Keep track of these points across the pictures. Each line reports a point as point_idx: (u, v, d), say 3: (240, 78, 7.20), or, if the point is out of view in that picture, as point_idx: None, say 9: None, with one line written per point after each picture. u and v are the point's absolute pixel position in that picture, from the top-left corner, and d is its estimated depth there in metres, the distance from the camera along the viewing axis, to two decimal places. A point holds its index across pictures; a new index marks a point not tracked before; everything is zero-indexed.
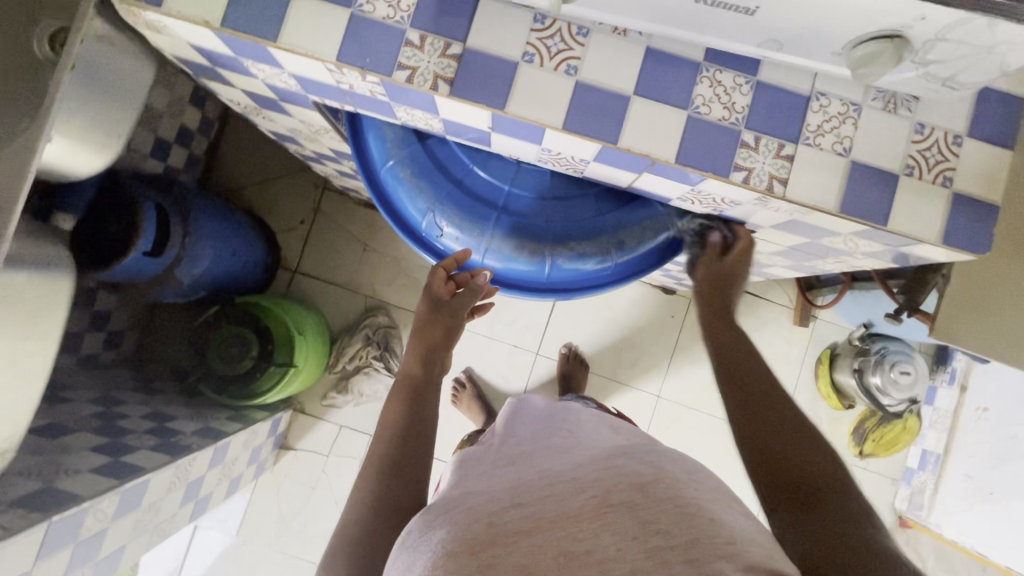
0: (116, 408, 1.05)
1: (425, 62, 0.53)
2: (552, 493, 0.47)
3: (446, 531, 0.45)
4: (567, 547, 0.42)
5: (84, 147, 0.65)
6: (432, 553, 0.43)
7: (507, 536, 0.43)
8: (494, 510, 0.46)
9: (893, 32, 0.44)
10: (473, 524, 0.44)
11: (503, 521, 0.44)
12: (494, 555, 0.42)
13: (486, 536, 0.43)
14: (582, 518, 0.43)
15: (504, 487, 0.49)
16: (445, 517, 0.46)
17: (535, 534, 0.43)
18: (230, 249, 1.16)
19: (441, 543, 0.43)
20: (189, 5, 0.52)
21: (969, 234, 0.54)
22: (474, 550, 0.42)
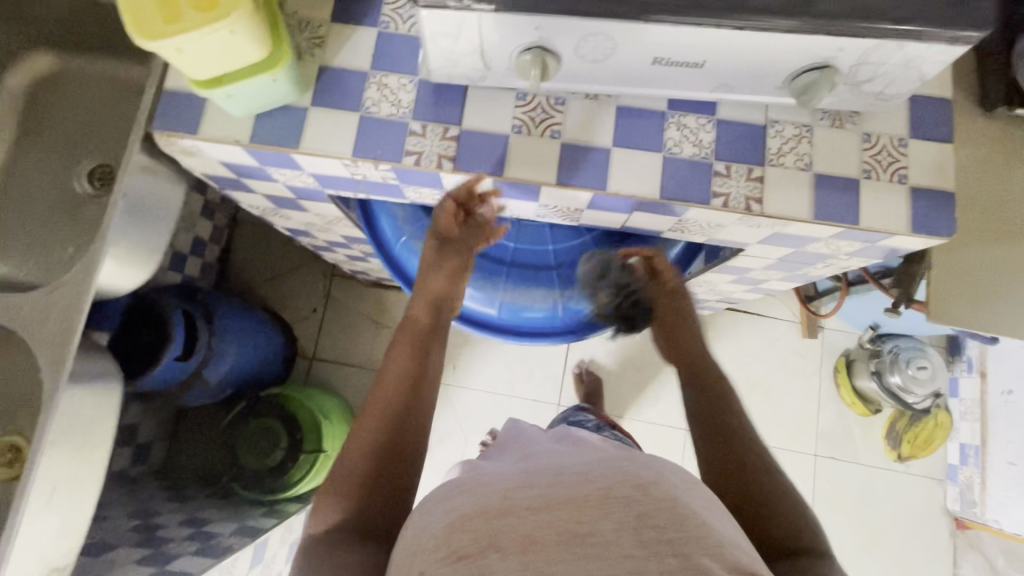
0: (153, 519, 1.05)
1: (428, 146, 0.61)
2: (563, 481, 0.46)
3: (463, 504, 0.45)
4: (570, 527, 0.41)
5: (128, 266, 0.71)
6: (447, 519, 0.44)
7: (519, 509, 0.43)
8: (510, 486, 0.46)
9: (822, 63, 0.52)
10: (487, 497, 0.45)
11: (518, 497, 0.44)
12: (503, 526, 0.42)
13: (498, 508, 0.43)
14: (589, 504, 0.43)
15: (518, 475, 0.49)
16: (459, 494, 0.47)
17: (544, 512, 0.43)
18: (251, 344, 1.20)
19: (461, 512, 0.44)
20: (220, 129, 0.60)
21: (934, 221, 0.60)
22: (486, 518, 0.42)
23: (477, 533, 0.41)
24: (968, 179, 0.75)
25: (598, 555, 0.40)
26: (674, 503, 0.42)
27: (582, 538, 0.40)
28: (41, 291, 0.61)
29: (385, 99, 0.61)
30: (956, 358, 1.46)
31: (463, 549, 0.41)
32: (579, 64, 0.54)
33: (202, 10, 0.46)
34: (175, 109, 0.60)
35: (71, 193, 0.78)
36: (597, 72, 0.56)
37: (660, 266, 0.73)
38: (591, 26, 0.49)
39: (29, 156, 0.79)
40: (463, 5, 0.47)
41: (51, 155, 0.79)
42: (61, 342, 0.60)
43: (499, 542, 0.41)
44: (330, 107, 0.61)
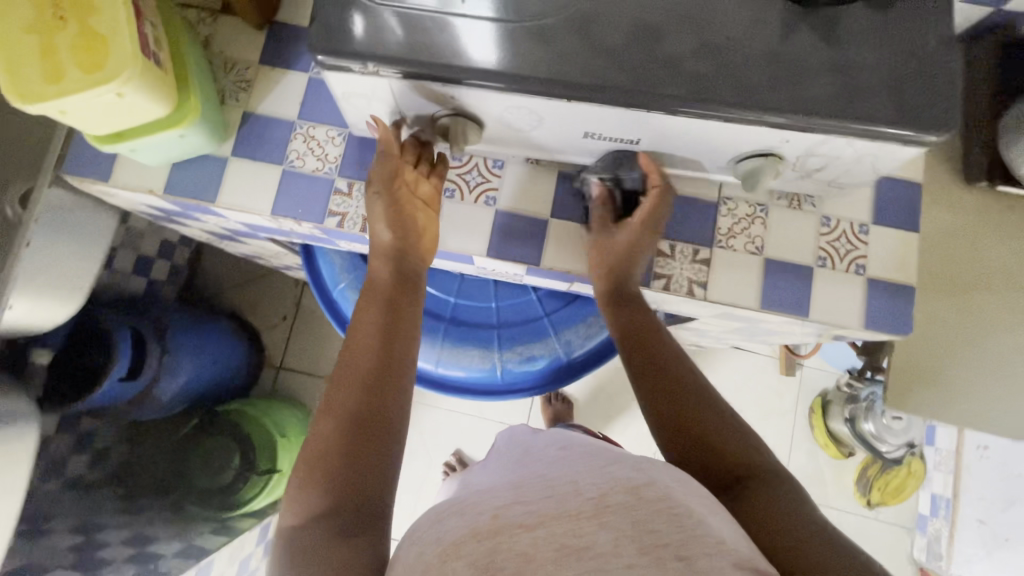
0: (96, 536, 1.04)
1: (354, 207, 0.57)
2: (555, 490, 0.43)
3: (455, 523, 0.42)
4: (568, 542, 0.39)
5: (50, 302, 0.68)
6: (439, 546, 0.41)
7: (512, 527, 0.40)
8: (500, 503, 0.43)
9: (766, 152, 0.48)
10: (476, 519, 0.41)
11: (511, 514, 0.41)
12: (501, 544, 0.39)
13: (490, 528, 0.41)
14: (583, 517, 0.40)
15: (508, 483, 0.46)
16: (448, 514, 0.44)
17: (540, 529, 0.40)
18: (209, 358, 1.18)
19: (452, 531, 0.41)
20: (134, 176, 0.57)
21: (890, 317, 0.56)
22: (480, 539, 0.40)
23: (471, 557, 0.39)
24: (938, 256, 0.71)
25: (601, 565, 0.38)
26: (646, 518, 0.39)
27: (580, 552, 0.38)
28: None
29: (311, 152, 0.58)
30: None
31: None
32: (508, 131, 0.51)
33: (86, 70, 0.42)
34: (87, 154, 0.57)
35: None
36: (530, 141, 0.52)
37: (606, 332, 0.70)
38: (515, 101, 0.44)
39: None
40: (370, 71, 0.43)
41: None
42: None
43: (494, 565, 0.38)
44: (252, 158, 0.57)
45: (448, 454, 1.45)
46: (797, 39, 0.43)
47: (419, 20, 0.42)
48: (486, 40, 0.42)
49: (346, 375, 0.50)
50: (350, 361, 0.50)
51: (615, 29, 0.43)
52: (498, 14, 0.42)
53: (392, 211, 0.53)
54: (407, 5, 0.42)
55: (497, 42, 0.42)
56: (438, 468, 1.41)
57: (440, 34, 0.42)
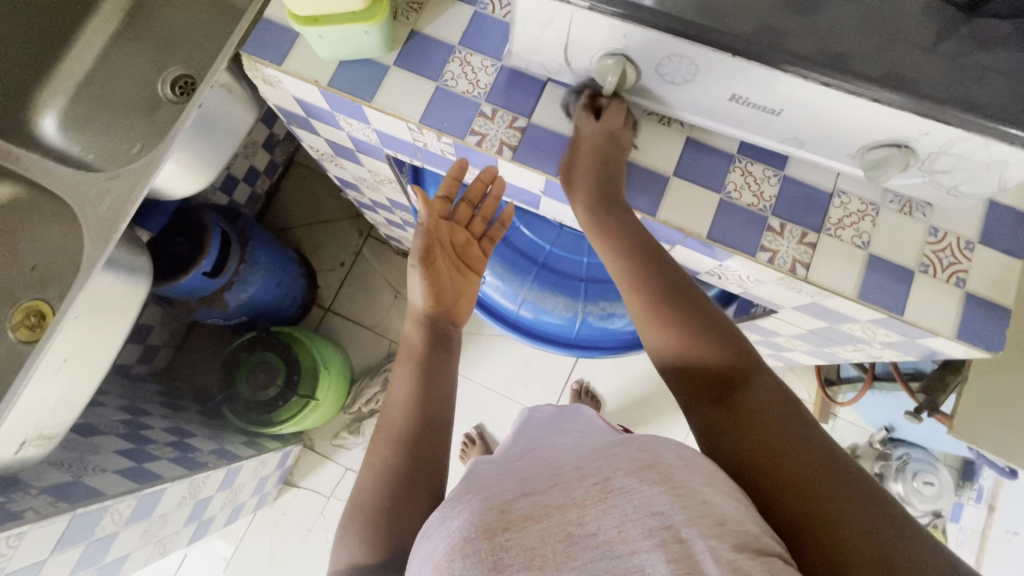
0: (141, 418, 1.08)
1: (494, 130, 0.61)
2: (560, 482, 0.43)
3: (462, 519, 0.43)
4: (572, 529, 0.40)
5: (185, 173, 0.74)
6: (449, 542, 0.42)
7: (519, 520, 0.41)
8: (509, 496, 0.44)
9: (901, 142, 0.51)
10: (486, 511, 0.43)
11: (518, 507, 0.42)
12: (507, 542, 0.40)
13: (497, 523, 0.42)
14: (588, 502, 0.41)
15: (518, 479, 0.46)
16: (463, 505, 0.45)
17: (547, 520, 0.41)
18: (275, 280, 1.22)
19: (460, 529, 0.43)
20: (304, 67, 0.62)
21: (983, 331, 0.58)
22: (486, 537, 0.41)
23: (480, 555, 0.40)
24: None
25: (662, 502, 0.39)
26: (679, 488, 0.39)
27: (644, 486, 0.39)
28: (103, 175, 0.63)
29: (464, 76, 0.62)
30: (966, 483, 1.36)
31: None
32: (659, 82, 0.55)
33: None
34: (264, 39, 0.63)
35: (152, 96, 0.80)
36: (675, 96, 0.56)
37: None
38: (674, 47, 0.49)
39: (125, 53, 0.82)
40: None
41: (141, 55, 0.82)
42: (106, 224, 0.62)
43: (503, 560, 0.40)
44: (411, 71, 0.62)
45: (469, 426, 1.47)
46: (948, 42, 0.48)
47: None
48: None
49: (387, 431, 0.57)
50: (386, 417, 0.58)
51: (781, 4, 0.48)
52: None
53: (433, 284, 0.64)
54: None
55: None
56: (458, 437, 1.43)
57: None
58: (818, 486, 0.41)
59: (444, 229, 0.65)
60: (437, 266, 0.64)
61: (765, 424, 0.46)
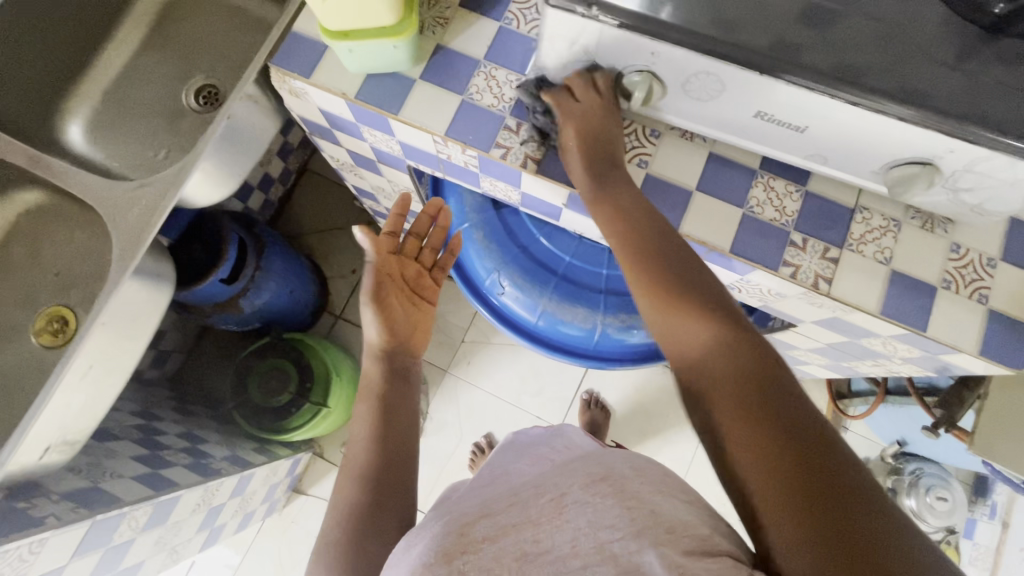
0: (154, 423, 1.08)
1: (518, 143, 0.62)
2: (520, 500, 0.43)
3: (425, 543, 0.44)
4: (527, 546, 0.40)
5: (209, 182, 0.75)
6: (410, 564, 0.43)
7: (476, 542, 0.42)
8: (468, 519, 0.44)
9: (926, 160, 0.51)
10: (445, 537, 0.43)
11: (477, 529, 0.43)
12: (465, 565, 0.40)
13: (455, 546, 0.42)
14: (544, 518, 0.41)
15: (479, 502, 0.47)
16: (426, 533, 0.45)
17: (502, 541, 0.41)
18: (288, 287, 1.22)
19: (422, 551, 0.43)
20: (331, 80, 0.63)
21: (1005, 348, 0.58)
22: (445, 560, 0.41)
23: None
24: None
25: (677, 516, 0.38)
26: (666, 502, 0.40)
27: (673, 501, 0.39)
28: (132, 185, 0.64)
29: (489, 90, 0.63)
30: (979, 499, 1.34)
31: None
32: (684, 99, 0.56)
33: None
34: (293, 52, 0.64)
35: (176, 105, 0.82)
36: (699, 113, 0.57)
37: None
38: (701, 65, 0.50)
39: (151, 62, 0.84)
40: (592, 14, 0.48)
41: (165, 65, 0.83)
42: (135, 234, 0.63)
43: None
44: (436, 84, 0.63)
45: (479, 436, 1.46)
46: (973, 61, 0.48)
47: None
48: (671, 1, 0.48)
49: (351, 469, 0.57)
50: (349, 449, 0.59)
51: (811, 22, 0.49)
52: None
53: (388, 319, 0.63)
54: None
55: (691, 7, 0.48)
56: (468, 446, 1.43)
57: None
58: (798, 487, 0.36)
59: (394, 263, 0.64)
60: (390, 301, 0.63)
61: (767, 410, 0.39)
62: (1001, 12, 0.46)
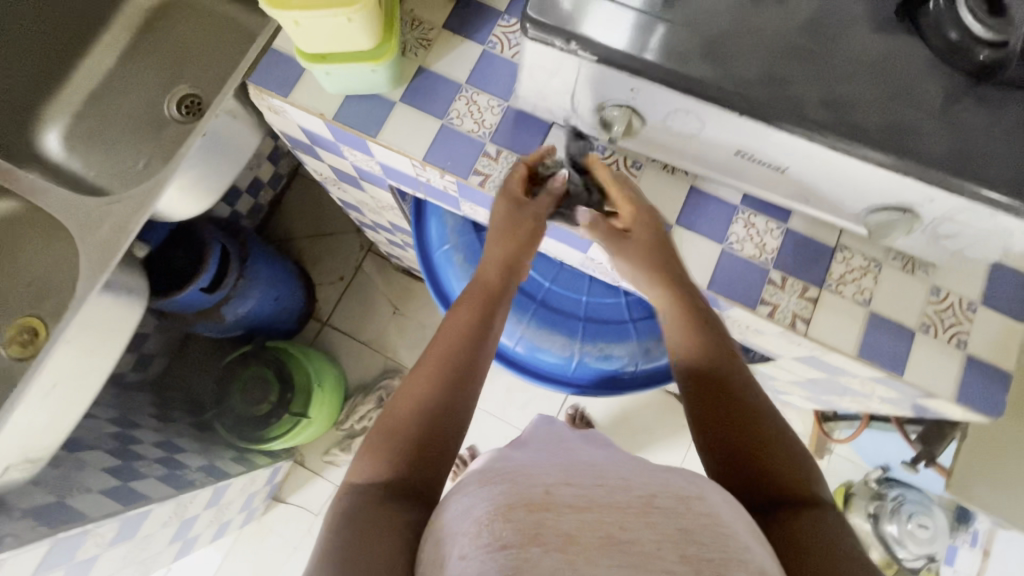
0: (131, 431, 1.06)
1: (497, 171, 0.61)
2: (604, 483, 0.41)
3: (505, 486, 0.41)
4: (610, 531, 0.37)
5: (187, 195, 0.73)
6: (490, 504, 0.39)
7: (560, 505, 0.39)
8: (551, 479, 0.41)
9: (906, 207, 0.50)
10: (528, 489, 0.40)
11: (562, 493, 0.39)
12: (546, 521, 0.37)
13: (540, 501, 0.39)
14: (631, 512, 0.38)
15: (556, 464, 0.44)
16: (505, 474, 0.42)
17: (587, 513, 0.38)
18: (274, 294, 1.21)
19: (503, 494, 0.40)
20: (310, 100, 0.62)
21: (982, 395, 0.57)
22: (530, 510, 0.38)
23: (519, 524, 0.37)
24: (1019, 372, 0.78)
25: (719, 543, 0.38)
26: (717, 522, 0.39)
27: (714, 528, 0.38)
28: (104, 200, 0.63)
29: (470, 115, 0.62)
30: (961, 526, 1.33)
31: (507, 540, 0.37)
32: (664, 134, 0.55)
33: None
34: (273, 68, 0.63)
35: (158, 115, 0.80)
36: (681, 147, 0.56)
37: None
38: (681, 102, 0.49)
39: (134, 69, 0.82)
40: (569, 48, 0.48)
41: (148, 73, 0.82)
42: (103, 250, 0.62)
43: (539, 536, 0.37)
44: (417, 108, 0.62)
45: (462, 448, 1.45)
46: (956, 108, 0.47)
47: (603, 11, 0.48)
48: (651, 36, 0.47)
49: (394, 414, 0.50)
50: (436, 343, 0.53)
51: (798, 60, 0.48)
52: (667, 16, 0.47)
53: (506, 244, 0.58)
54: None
55: (671, 41, 0.47)
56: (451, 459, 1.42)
57: (622, 23, 0.48)
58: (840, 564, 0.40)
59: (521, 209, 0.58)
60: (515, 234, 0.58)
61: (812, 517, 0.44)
62: (985, 60, 0.46)
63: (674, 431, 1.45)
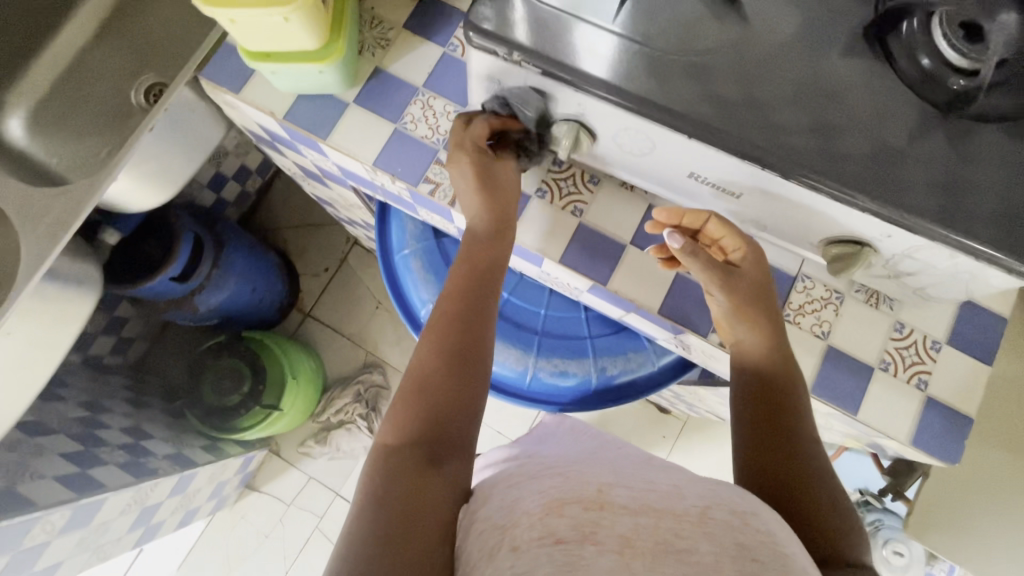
0: (100, 416, 1.05)
1: (448, 180, 0.59)
2: (656, 489, 0.39)
3: (557, 481, 0.39)
4: (664, 538, 0.35)
5: (144, 187, 0.72)
6: (542, 496, 0.37)
7: (614, 506, 0.37)
8: (603, 479, 0.40)
9: (865, 241, 0.48)
10: (581, 487, 0.38)
11: (617, 494, 0.38)
12: (601, 520, 0.35)
13: (594, 500, 0.37)
14: (687, 520, 0.36)
15: (605, 466, 0.42)
16: (554, 473, 0.41)
17: (642, 517, 0.36)
18: (251, 285, 1.20)
19: (558, 489, 0.38)
20: (263, 98, 0.61)
21: (938, 440, 0.55)
22: (584, 508, 0.36)
23: (575, 521, 0.35)
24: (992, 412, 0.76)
25: (781, 565, 0.35)
26: (774, 540, 0.36)
27: (773, 547, 0.36)
28: (50, 191, 0.63)
29: (425, 120, 0.60)
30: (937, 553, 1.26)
31: (562, 533, 0.34)
32: (619, 152, 0.52)
33: None
34: (228, 65, 0.61)
35: (126, 104, 0.77)
36: (635, 166, 0.53)
37: (642, 370, 0.71)
38: (630, 122, 0.46)
39: (103, 57, 0.81)
40: (512, 59, 0.45)
41: (119, 58, 0.81)
42: (45, 241, 0.62)
43: (594, 535, 0.34)
44: (371, 110, 0.60)
45: None
46: (924, 140, 0.44)
47: (552, 20, 0.45)
48: (602, 53, 0.45)
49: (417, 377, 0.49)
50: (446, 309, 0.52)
51: (762, 86, 0.45)
52: (623, 31, 0.45)
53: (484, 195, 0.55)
54: (545, 7, 0.45)
55: (623, 58, 0.45)
56: None
57: (568, 34, 0.45)
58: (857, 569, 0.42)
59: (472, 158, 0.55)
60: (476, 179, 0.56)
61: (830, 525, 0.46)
62: (959, 88, 0.43)
63: (651, 440, 1.39)
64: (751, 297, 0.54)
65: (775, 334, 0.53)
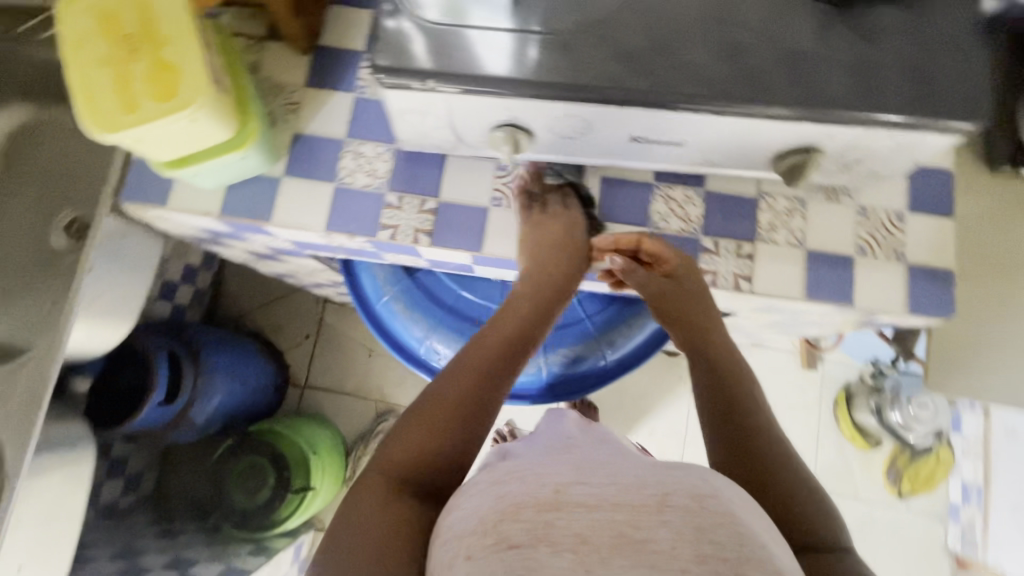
0: (137, 560, 1.01)
1: (405, 219, 0.59)
2: (619, 480, 0.37)
3: (515, 488, 0.37)
4: (623, 531, 0.34)
5: (99, 327, 0.70)
6: (501, 503, 0.36)
7: (571, 506, 0.36)
8: (563, 477, 0.38)
9: (807, 146, 0.49)
10: (537, 488, 0.37)
11: (573, 492, 0.36)
12: (558, 524, 0.35)
13: (551, 502, 0.36)
14: (645, 510, 0.35)
15: (573, 460, 0.40)
16: (514, 477, 0.38)
17: (600, 511, 0.35)
18: (240, 379, 1.17)
19: (513, 495, 0.36)
20: (194, 202, 0.59)
21: (932, 299, 0.58)
22: (537, 511, 0.35)
23: (528, 526, 0.35)
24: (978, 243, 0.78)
25: (738, 540, 0.34)
26: (731, 517, 0.35)
27: (731, 525, 0.35)
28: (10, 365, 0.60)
29: (360, 169, 0.59)
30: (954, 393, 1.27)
31: (515, 539, 0.34)
32: (557, 139, 0.52)
33: (159, 99, 0.43)
34: (145, 182, 0.59)
35: (49, 251, 0.75)
36: (576, 146, 0.54)
37: (647, 328, 0.73)
38: (566, 108, 0.47)
39: (6, 212, 0.77)
40: (428, 87, 0.45)
41: (26, 207, 0.77)
42: (24, 417, 0.59)
43: (550, 540, 0.34)
44: (304, 177, 0.59)
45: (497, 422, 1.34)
46: (833, 36, 0.45)
47: (443, 35, 0.45)
48: (503, 48, 0.45)
49: (434, 415, 0.47)
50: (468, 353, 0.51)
51: (665, 32, 0.45)
52: (514, 23, 0.45)
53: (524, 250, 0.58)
54: (427, 27, 0.45)
55: (512, 50, 0.45)
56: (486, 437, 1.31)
57: (460, 47, 0.45)
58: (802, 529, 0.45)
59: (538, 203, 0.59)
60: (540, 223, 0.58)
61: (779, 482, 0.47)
62: None
63: (673, 385, 1.42)
64: (684, 301, 0.58)
65: (713, 328, 0.58)
